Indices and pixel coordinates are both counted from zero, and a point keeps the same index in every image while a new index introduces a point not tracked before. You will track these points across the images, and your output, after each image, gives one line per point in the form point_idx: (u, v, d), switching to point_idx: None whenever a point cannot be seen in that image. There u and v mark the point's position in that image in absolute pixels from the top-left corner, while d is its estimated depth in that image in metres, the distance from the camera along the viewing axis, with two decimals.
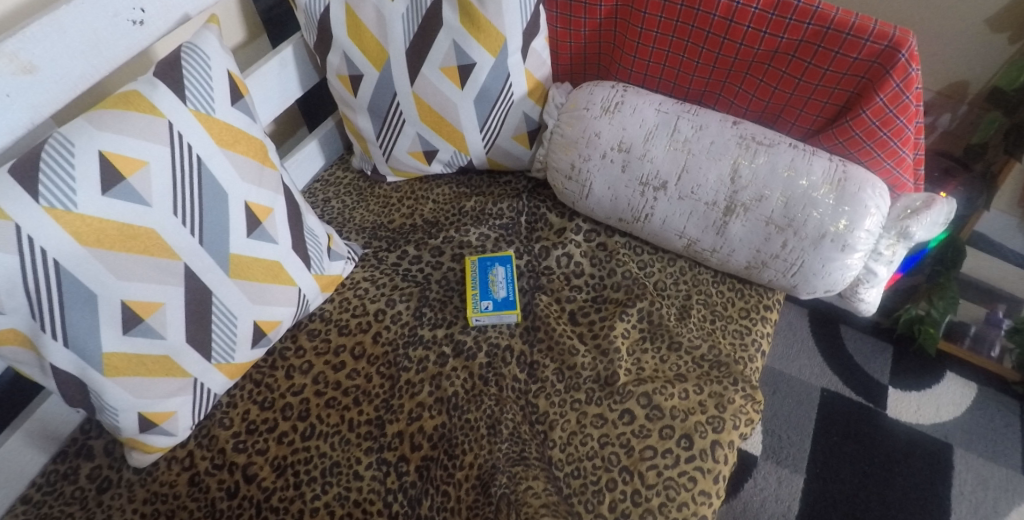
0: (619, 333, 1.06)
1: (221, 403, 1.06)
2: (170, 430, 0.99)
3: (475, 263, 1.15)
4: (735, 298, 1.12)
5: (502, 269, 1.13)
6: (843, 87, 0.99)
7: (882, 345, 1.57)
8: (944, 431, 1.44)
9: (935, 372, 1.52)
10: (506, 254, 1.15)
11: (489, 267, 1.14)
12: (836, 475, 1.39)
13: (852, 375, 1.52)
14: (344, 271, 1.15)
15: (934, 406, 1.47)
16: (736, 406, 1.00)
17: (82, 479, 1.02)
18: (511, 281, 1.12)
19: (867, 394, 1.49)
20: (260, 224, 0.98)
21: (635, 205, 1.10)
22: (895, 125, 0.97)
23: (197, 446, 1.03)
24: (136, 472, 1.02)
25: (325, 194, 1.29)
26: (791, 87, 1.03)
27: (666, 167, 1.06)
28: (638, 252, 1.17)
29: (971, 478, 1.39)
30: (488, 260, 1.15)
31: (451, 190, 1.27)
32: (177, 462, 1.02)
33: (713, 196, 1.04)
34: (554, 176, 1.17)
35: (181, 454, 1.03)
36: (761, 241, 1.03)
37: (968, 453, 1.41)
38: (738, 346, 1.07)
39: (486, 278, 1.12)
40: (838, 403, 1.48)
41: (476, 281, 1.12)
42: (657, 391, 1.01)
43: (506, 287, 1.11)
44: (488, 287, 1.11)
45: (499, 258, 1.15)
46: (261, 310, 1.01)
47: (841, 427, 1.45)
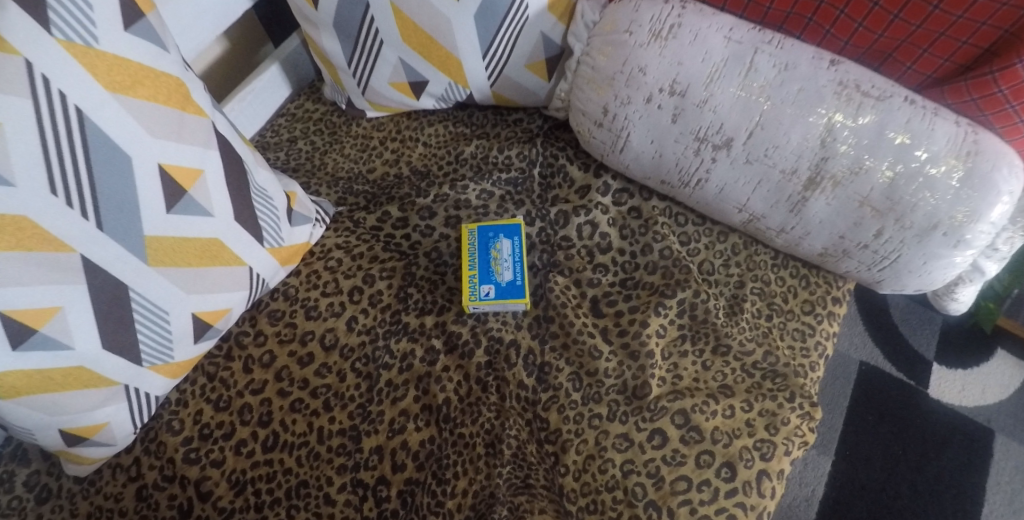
0: (651, 333, 0.85)
1: (169, 401, 0.87)
2: (105, 442, 0.81)
3: (473, 233, 0.91)
4: (799, 288, 0.90)
5: (507, 243, 0.90)
6: (994, 24, 0.71)
7: (930, 315, 1.37)
8: (988, 414, 1.27)
9: (987, 347, 1.32)
10: (514, 223, 0.91)
11: (490, 239, 0.90)
12: (866, 458, 1.24)
13: (897, 347, 1.33)
14: (311, 237, 0.92)
15: (980, 387, 1.29)
16: (790, 428, 0.81)
17: (18, 487, 0.84)
18: (518, 260, 0.89)
19: (910, 370, 1.31)
20: (186, 193, 0.74)
21: (684, 166, 0.84)
22: None
23: (144, 453, 0.85)
24: (77, 481, 0.85)
25: (291, 132, 1.07)
26: (918, 18, 0.74)
27: (735, 121, 0.79)
28: (680, 222, 0.93)
29: (1010, 468, 1.22)
30: (489, 232, 0.91)
31: (446, 130, 1.02)
32: (123, 470, 0.85)
33: (793, 164, 0.78)
34: (579, 120, 0.90)
35: (127, 461, 0.85)
36: (848, 226, 0.79)
37: (1011, 441, 1.24)
38: (797, 350, 0.87)
39: (488, 256, 0.89)
40: (877, 379, 1.31)
41: (475, 260, 0.89)
42: (696, 409, 0.82)
43: (513, 268, 0.88)
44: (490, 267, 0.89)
45: (504, 228, 0.91)
46: (202, 300, 0.79)
47: (877, 406, 1.28)
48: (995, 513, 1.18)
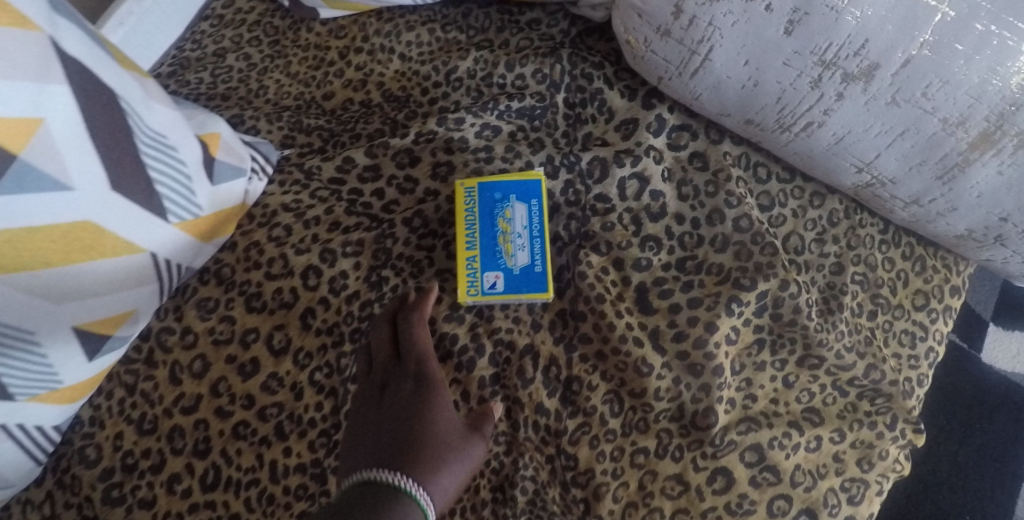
0: (719, 342, 0.61)
1: (82, 421, 0.65)
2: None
3: (473, 193, 0.65)
4: (911, 273, 0.66)
5: (522, 210, 0.64)
6: None
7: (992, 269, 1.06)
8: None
9: None
10: (533, 179, 0.64)
11: (498, 203, 0.64)
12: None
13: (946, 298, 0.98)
14: (248, 195, 0.67)
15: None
16: (889, 463, 0.61)
17: None
18: (538, 235, 0.63)
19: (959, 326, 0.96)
20: (19, 159, 0.47)
21: (789, 102, 0.57)
22: None
23: (57, 488, 0.64)
24: None
25: (219, 43, 0.77)
26: None
27: (887, 38, 0.50)
28: (759, 176, 0.67)
29: None
30: (495, 192, 0.64)
31: (431, 37, 0.73)
32: (33, 509, 0.63)
33: (962, 111, 0.51)
34: (630, 23, 0.61)
35: (37, 498, 0.64)
36: (1021, 206, 0.54)
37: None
38: (904, 360, 0.65)
39: (494, 231, 0.64)
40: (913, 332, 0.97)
41: (474, 236, 0.64)
42: (775, 442, 0.60)
43: (531, 251, 0.63)
44: (497, 246, 0.64)
45: (518, 187, 0.64)
46: (83, 308, 0.55)
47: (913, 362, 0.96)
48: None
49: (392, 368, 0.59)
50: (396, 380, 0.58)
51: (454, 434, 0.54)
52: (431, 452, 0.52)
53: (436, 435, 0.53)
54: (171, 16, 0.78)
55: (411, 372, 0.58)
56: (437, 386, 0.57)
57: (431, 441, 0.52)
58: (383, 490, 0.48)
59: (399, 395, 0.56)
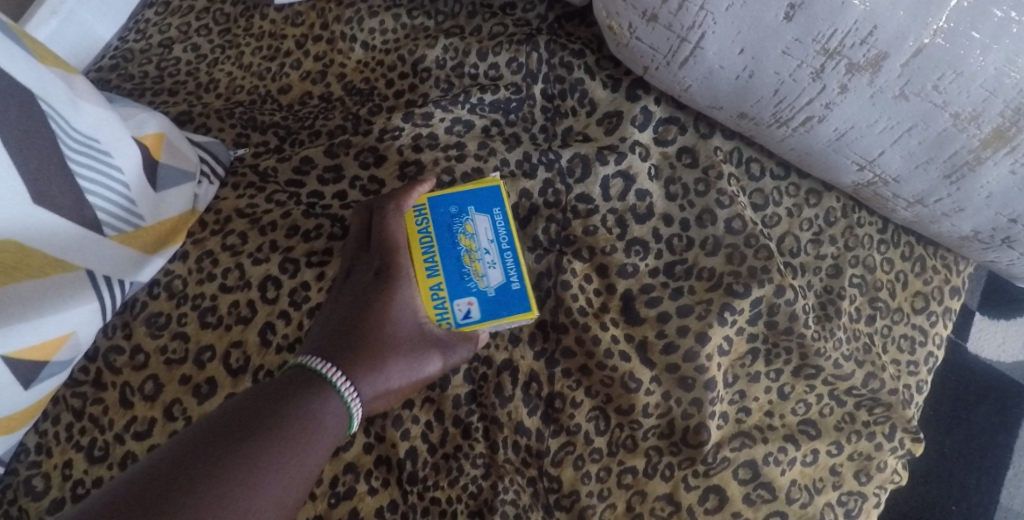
0: (712, 354, 0.57)
1: (27, 449, 0.60)
2: None
3: (422, 211, 0.58)
4: (911, 274, 0.63)
5: (482, 222, 0.58)
6: None
7: None
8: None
9: None
10: (489, 186, 0.59)
11: (454, 218, 0.58)
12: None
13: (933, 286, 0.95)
14: (198, 201, 0.61)
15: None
16: (888, 474, 0.58)
17: None
18: (508, 247, 0.57)
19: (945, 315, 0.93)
20: None
21: (786, 95, 0.52)
22: None
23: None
24: None
25: (165, 31, 0.71)
26: None
27: (898, 24, 0.44)
28: (752, 172, 0.63)
29: None
30: (447, 208, 0.58)
31: (396, 23, 0.67)
32: None
33: (975, 106, 0.47)
34: (613, 8, 0.55)
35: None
36: None
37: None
38: (903, 366, 0.61)
39: (456, 251, 0.57)
40: None
41: (434, 259, 0.57)
42: (770, 459, 0.57)
43: (503, 267, 0.56)
44: (463, 266, 0.56)
45: (474, 197, 0.58)
46: (9, 337, 0.48)
47: None
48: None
49: (360, 259, 0.57)
50: (360, 273, 0.56)
51: (408, 340, 0.53)
52: (372, 354, 0.51)
53: (380, 339, 0.52)
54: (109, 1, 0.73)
55: (377, 264, 0.56)
56: (400, 284, 0.55)
57: (375, 344, 0.52)
58: (308, 373, 0.49)
59: (359, 287, 0.55)
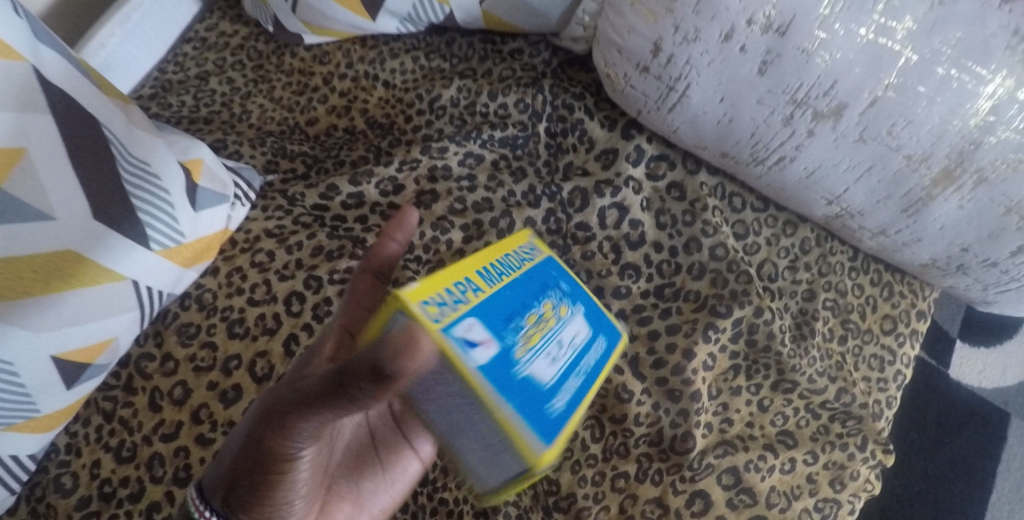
0: (697, 368, 0.63)
1: (57, 449, 0.65)
2: None
3: (534, 260, 0.48)
4: (879, 299, 0.69)
5: (580, 324, 0.46)
6: None
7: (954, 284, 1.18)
8: (1005, 396, 1.03)
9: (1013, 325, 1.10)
10: (619, 332, 0.49)
11: (552, 294, 0.45)
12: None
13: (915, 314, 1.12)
14: (230, 221, 0.66)
15: (1002, 367, 1.05)
16: (861, 483, 0.63)
17: None
18: (575, 371, 0.43)
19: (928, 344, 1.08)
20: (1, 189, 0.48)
21: (762, 138, 0.59)
22: None
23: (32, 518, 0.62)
24: None
25: (201, 66, 0.78)
26: None
27: (855, 80, 0.52)
28: (735, 205, 0.69)
29: None
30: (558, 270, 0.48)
31: (415, 64, 0.74)
32: None
33: (925, 149, 0.54)
34: (609, 59, 0.63)
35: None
36: (979, 237, 0.57)
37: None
38: (874, 383, 0.67)
39: (529, 306, 0.43)
40: None
41: (495, 284, 0.43)
42: (751, 466, 0.62)
43: (561, 376, 0.41)
44: (519, 318, 0.41)
45: (592, 301, 0.49)
46: (66, 336, 0.54)
47: None
48: (1005, 501, 0.96)
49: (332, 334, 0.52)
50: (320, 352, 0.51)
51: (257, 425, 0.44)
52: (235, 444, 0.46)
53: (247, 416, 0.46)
54: (151, 40, 0.78)
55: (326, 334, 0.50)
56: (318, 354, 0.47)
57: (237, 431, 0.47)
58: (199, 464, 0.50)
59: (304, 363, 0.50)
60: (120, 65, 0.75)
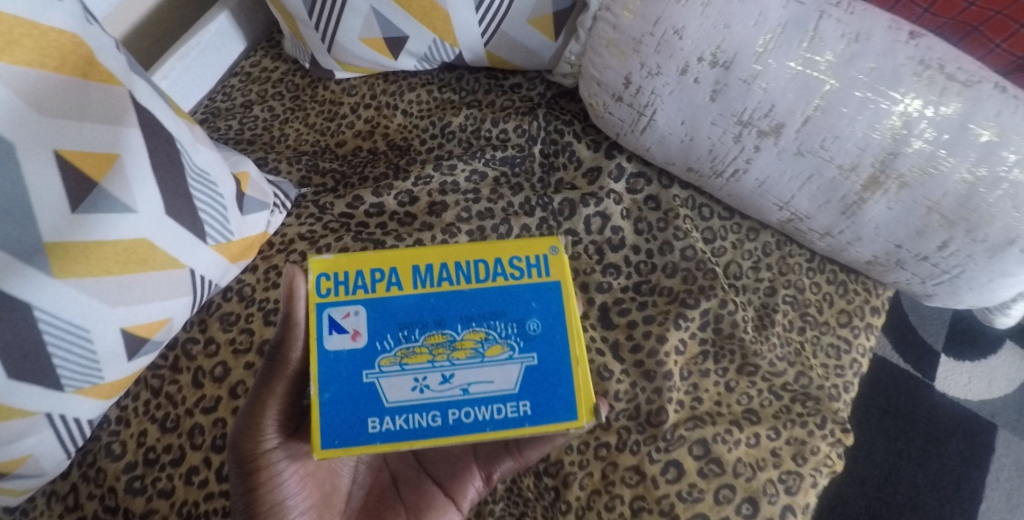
0: (669, 351, 0.73)
1: (109, 420, 0.75)
2: (33, 472, 0.69)
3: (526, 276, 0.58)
4: (835, 296, 0.79)
5: (507, 372, 0.56)
6: None
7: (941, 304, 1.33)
8: (992, 408, 1.26)
9: (992, 344, 1.30)
10: (574, 414, 0.56)
11: (497, 333, 0.57)
12: (867, 452, 1.23)
13: (905, 336, 1.31)
14: (269, 225, 0.78)
15: (987, 380, 1.27)
16: (820, 458, 0.72)
17: None
18: (460, 406, 0.56)
19: (916, 361, 1.29)
20: (96, 184, 0.59)
21: (718, 154, 0.70)
22: None
23: (82, 480, 0.74)
24: (9, 511, 0.74)
25: (246, 96, 0.90)
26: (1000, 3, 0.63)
27: (789, 103, 0.64)
28: (704, 215, 0.80)
29: (1011, 464, 1.22)
30: (536, 302, 0.58)
31: (430, 95, 0.86)
32: (59, 499, 0.74)
33: (852, 159, 0.65)
34: (592, 90, 0.75)
35: (63, 489, 0.75)
36: (910, 234, 0.67)
37: (1014, 437, 1.24)
38: (830, 369, 0.76)
39: (455, 328, 0.57)
40: (885, 370, 1.28)
41: (422, 288, 0.58)
42: (719, 439, 0.71)
43: (427, 404, 0.56)
44: (430, 328, 0.57)
45: (547, 355, 0.57)
46: (133, 312, 0.65)
47: (881, 399, 1.27)
48: (994, 509, 1.20)
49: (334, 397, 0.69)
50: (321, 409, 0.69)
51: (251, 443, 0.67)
52: None
53: None
54: (205, 74, 0.90)
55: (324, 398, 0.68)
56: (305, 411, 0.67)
57: None
58: None
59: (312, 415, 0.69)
60: (177, 95, 0.87)
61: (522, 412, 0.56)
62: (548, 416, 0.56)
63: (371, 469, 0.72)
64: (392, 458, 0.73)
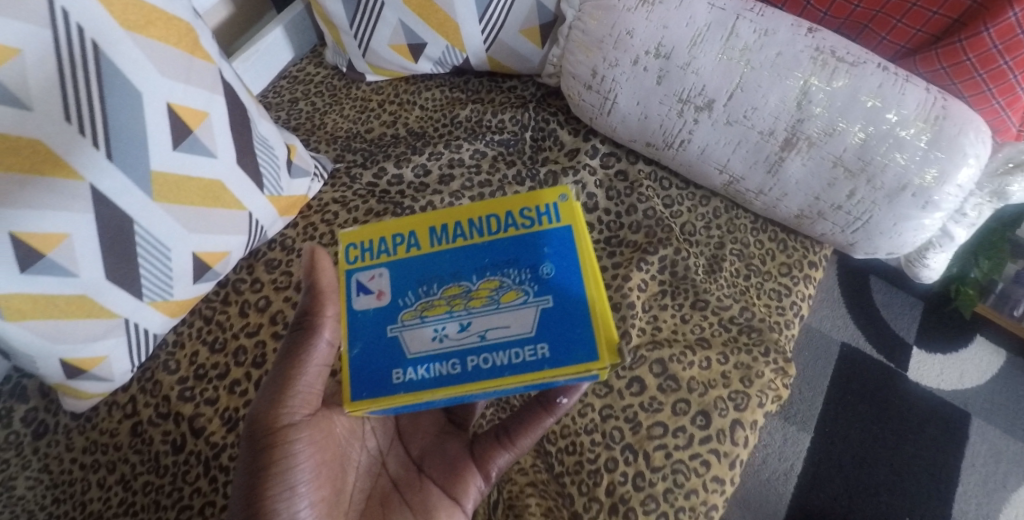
0: (632, 287, 0.89)
1: (167, 343, 0.92)
2: (104, 375, 0.84)
3: (539, 224, 0.66)
4: (776, 251, 0.94)
5: (524, 316, 0.63)
6: (945, 13, 0.78)
7: (913, 301, 1.45)
8: (964, 398, 1.36)
9: (962, 337, 1.41)
10: (598, 355, 0.61)
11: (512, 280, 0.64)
12: (845, 436, 1.32)
13: (879, 329, 1.42)
14: (309, 191, 0.96)
15: (959, 371, 1.38)
16: (764, 381, 0.85)
17: (16, 422, 0.90)
18: (477, 352, 0.63)
19: (891, 353, 1.40)
20: (192, 132, 0.78)
21: (668, 128, 0.88)
22: (996, 67, 0.76)
23: (140, 391, 0.89)
24: (75, 417, 0.90)
25: (293, 94, 1.09)
26: (878, 6, 0.80)
27: (716, 83, 0.83)
28: (664, 186, 0.97)
29: (985, 450, 1.31)
30: (550, 248, 0.65)
31: (442, 94, 1.06)
32: (119, 408, 0.89)
33: (770, 125, 0.82)
34: (570, 84, 0.94)
35: (123, 399, 0.89)
36: (823, 187, 0.83)
37: (986, 424, 1.33)
38: (773, 308, 0.91)
39: (472, 279, 0.65)
40: (860, 359, 1.39)
41: (439, 245, 0.67)
42: (674, 359, 0.86)
43: (447, 355, 0.63)
44: (449, 280, 0.65)
45: (561, 297, 0.63)
46: (203, 240, 0.83)
47: (857, 385, 1.37)
48: (968, 492, 1.28)
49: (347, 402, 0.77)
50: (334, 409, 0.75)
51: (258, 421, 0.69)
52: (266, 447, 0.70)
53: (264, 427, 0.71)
54: (259, 75, 1.10)
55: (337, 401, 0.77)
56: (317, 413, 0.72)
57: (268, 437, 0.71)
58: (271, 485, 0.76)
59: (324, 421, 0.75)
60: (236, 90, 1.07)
61: (540, 355, 0.62)
62: (568, 358, 0.62)
63: (372, 475, 0.79)
64: (391, 465, 0.80)
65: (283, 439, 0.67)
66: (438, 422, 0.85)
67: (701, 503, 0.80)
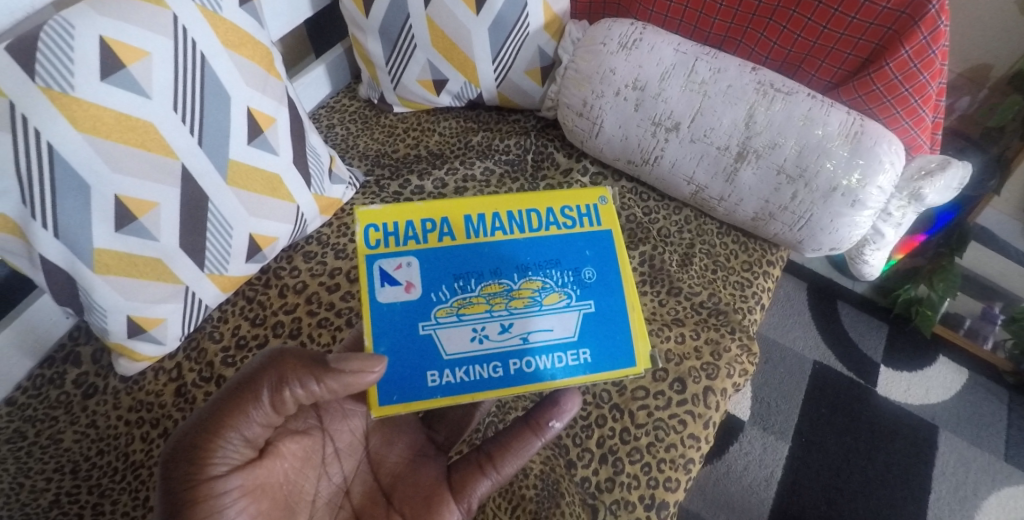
0: None
1: (211, 318, 1.05)
2: (158, 338, 0.97)
3: (577, 231, 0.83)
4: (739, 251, 1.11)
5: (565, 319, 0.79)
6: (857, 53, 1.00)
7: (877, 324, 1.61)
8: (931, 412, 1.49)
9: (927, 357, 1.56)
10: (633, 362, 0.79)
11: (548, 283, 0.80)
12: (820, 446, 1.44)
13: (847, 349, 1.57)
14: (344, 196, 1.13)
15: (924, 387, 1.52)
16: (732, 354, 0.99)
17: (67, 384, 1.01)
18: (516, 354, 0.77)
19: (860, 372, 1.54)
20: (262, 132, 0.96)
21: (645, 147, 1.08)
22: (899, 94, 0.97)
23: (185, 358, 1.01)
24: (123, 380, 1.01)
25: (330, 121, 1.29)
26: (805, 49, 1.03)
27: (681, 108, 1.03)
28: (644, 199, 1.15)
29: (954, 459, 1.44)
30: (590, 250, 0.82)
31: (458, 124, 1.26)
32: (164, 373, 1.01)
33: (726, 141, 1.01)
34: (565, 114, 1.15)
35: (169, 365, 1.01)
36: (771, 191, 1.02)
37: (953, 435, 1.46)
38: (737, 298, 1.07)
39: (512, 280, 0.79)
40: (830, 375, 1.53)
41: (474, 239, 0.81)
42: (654, 333, 1.01)
43: (490, 356, 0.77)
44: (488, 276, 0.79)
45: (598, 301, 0.80)
46: (258, 224, 0.98)
47: (829, 400, 1.50)
48: (940, 499, 1.39)
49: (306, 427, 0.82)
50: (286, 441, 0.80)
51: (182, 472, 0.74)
52: None
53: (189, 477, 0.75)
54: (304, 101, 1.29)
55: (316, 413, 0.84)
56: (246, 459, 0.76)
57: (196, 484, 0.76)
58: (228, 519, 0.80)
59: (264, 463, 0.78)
60: None
61: (580, 359, 0.78)
62: (603, 361, 0.79)
63: (334, 506, 0.83)
64: (355, 493, 0.85)
65: (209, 491, 0.71)
66: (413, 446, 0.89)
67: (681, 456, 0.92)
